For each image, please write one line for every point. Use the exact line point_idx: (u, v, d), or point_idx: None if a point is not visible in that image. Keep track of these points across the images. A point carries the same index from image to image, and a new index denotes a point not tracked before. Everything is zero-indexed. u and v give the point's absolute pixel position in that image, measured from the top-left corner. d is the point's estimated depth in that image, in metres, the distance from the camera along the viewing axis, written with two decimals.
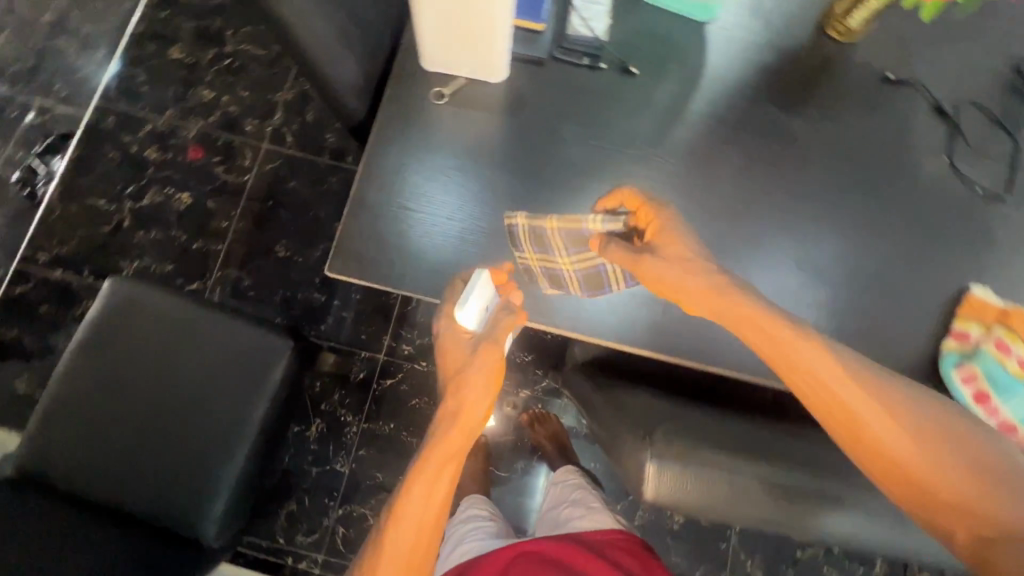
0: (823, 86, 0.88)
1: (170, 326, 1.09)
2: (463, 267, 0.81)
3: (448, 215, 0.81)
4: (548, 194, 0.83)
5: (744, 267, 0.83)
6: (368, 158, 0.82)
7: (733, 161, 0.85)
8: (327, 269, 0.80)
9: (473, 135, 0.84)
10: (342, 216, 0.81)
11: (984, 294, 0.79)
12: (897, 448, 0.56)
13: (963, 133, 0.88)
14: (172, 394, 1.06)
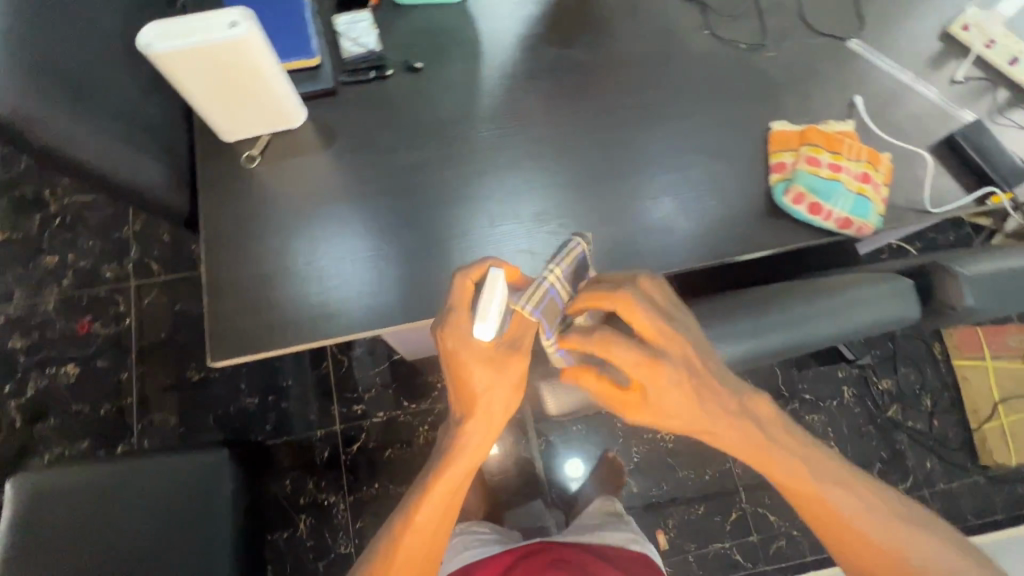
0: (584, 14, 0.97)
1: (96, 494, 1.02)
2: (345, 302, 0.82)
3: (308, 263, 0.83)
4: (390, 204, 0.86)
5: (588, 189, 0.89)
6: (210, 243, 0.82)
7: (538, 106, 0.92)
8: (209, 361, 0.79)
9: (299, 180, 0.86)
10: (204, 306, 0.80)
11: (781, 127, 0.90)
12: (807, 499, 0.71)
13: (711, 6, 0.99)
14: (127, 559, 1.00)
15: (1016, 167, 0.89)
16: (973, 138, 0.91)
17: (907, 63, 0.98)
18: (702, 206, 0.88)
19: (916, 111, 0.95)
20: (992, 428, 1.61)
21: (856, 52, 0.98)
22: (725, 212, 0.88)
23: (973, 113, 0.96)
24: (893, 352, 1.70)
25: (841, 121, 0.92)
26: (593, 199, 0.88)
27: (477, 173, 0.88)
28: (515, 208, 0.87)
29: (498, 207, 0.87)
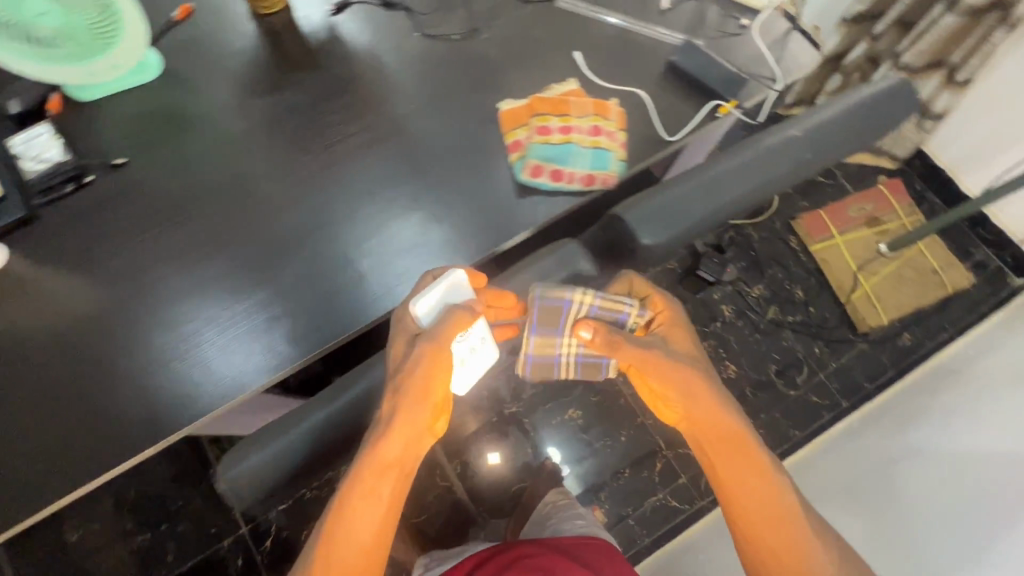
0: (291, 56, 0.96)
1: None
2: (122, 407, 0.75)
3: (49, 404, 0.74)
4: (126, 314, 0.79)
5: (336, 226, 0.86)
6: None
7: (265, 161, 0.90)
8: None
9: (29, 306, 0.79)
10: None
11: (508, 104, 0.90)
12: (766, 513, 0.71)
13: (415, 10, 0.99)
14: None
15: (731, 74, 0.93)
16: (686, 60, 0.94)
17: (616, 5, 1.00)
18: (452, 207, 0.86)
19: (633, 49, 0.97)
20: (859, 297, 1.70)
21: (565, 9, 0.99)
22: (477, 204, 0.86)
23: (687, 33, 0.98)
24: (757, 259, 1.77)
25: (563, 82, 0.92)
26: (341, 238, 0.85)
27: (215, 250, 0.84)
28: (262, 272, 0.82)
29: (244, 278, 0.82)
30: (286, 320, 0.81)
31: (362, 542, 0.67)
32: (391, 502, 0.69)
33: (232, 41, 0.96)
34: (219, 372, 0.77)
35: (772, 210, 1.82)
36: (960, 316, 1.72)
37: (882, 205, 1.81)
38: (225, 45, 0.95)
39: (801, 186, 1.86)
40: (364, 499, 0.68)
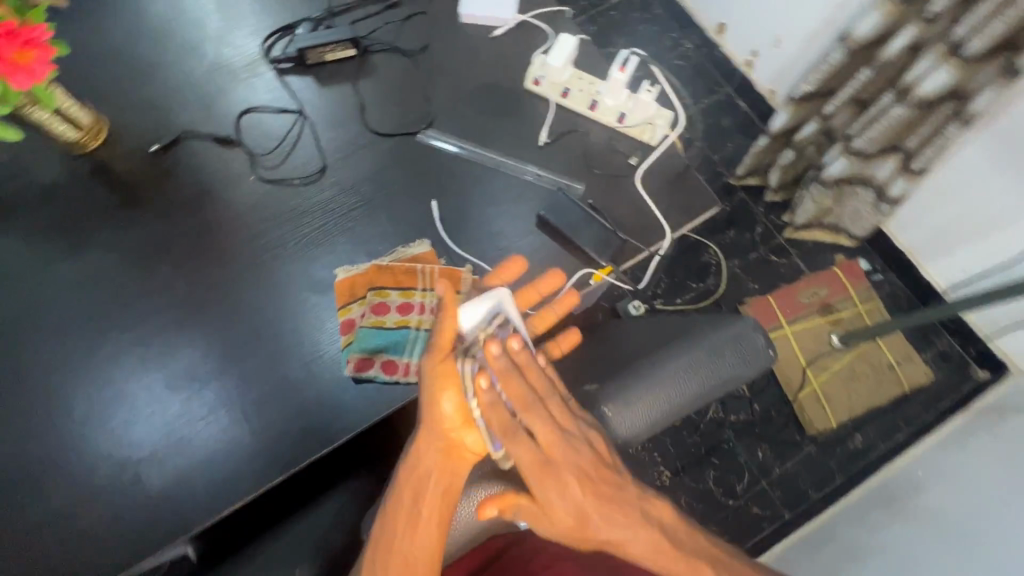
0: (100, 201, 0.82)
1: None
2: None
3: None
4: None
5: (120, 428, 0.72)
6: None
7: (47, 343, 0.75)
8: None
9: None
10: None
11: (343, 274, 0.77)
12: (662, 555, 0.58)
13: (253, 143, 0.86)
14: None
15: (606, 234, 0.80)
16: (559, 212, 0.81)
17: (488, 139, 0.88)
18: (269, 402, 0.74)
19: (502, 195, 0.84)
20: (807, 395, 1.56)
21: (429, 145, 0.87)
22: (298, 398, 0.74)
23: (566, 175, 0.86)
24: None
25: (416, 242, 0.80)
26: (129, 445, 0.71)
27: None
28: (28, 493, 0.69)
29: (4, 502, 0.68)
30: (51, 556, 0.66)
31: (402, 545, 0.64)
32: (433, 507, 0.65)
33: (30, 182, 0.81)
34: None
35: (718, 294, 1.69)
36: (919, 415, 1.58)
37: (836, 290, 1.67)
38: (21, 188, 0.81)
39: (751, 266, 1.73)
40: (411, 495, 0.65)
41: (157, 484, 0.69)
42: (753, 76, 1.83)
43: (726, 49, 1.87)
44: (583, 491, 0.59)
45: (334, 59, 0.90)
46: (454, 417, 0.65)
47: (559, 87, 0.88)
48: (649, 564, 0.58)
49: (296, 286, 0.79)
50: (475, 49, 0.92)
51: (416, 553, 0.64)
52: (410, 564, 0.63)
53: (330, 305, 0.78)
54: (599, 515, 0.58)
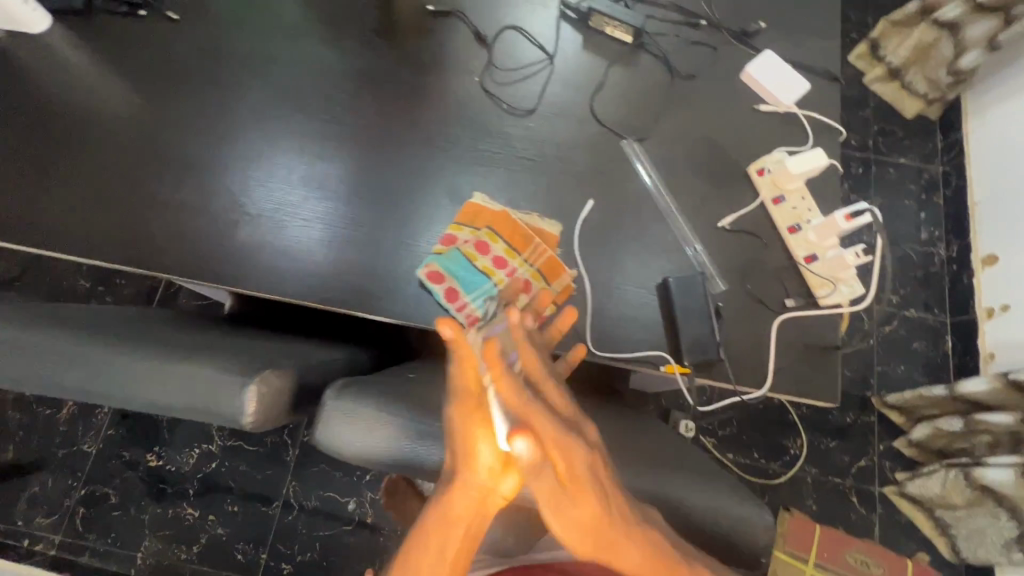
0: (368, 18, 0.93)
1: None
2: (56, 206, 0.81)
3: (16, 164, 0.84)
4: (65, 130, 0.85)
5: (248, 182, 0.83)
6: None
7: (260, 90, 0.89)
8: None
9: (66, 80, 0.89)
10: None
11: (478, 200, 0.81)
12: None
13: (499, 56, 0.91)
14: None
15: (710, 341, 0.75)
16: (685, 290, 0.77)
17: (677, 188, 0.85)
18: (347, 244, 0.81)
19: (650, 239, 0.82)
20: None
21: (627, 154, 0.86)
22: (371, 259, 0.80)
23: (717, 265, 0.81)
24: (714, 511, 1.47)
25: (550, 220, 0.81)
26: (242, 197, 0.83)
27: (163, 132, 0.86)
28: (171, 176, 0.83)
29: (154, 173, 0.84)
30: (151, 229, 0.81)
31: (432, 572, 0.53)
32: (460, 537, 0.53)
33: None
34: (123, 237, 0.81)
35: (771, 482, 1.51)
36: None
37: None
38: None
39: (825, 486, 1.52)
40: (442, 523, 0.52)
41: (240, 232, 0.81)
42: (983, 325, 1.56)
43: (977, 283, 1.61)
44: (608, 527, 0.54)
45: (611, 35, 0.92)
46: (491, 456, 0.49)
47: (776, 191, 0.82)
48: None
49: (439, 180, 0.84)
50: (730, 108, 0.89)
51: None
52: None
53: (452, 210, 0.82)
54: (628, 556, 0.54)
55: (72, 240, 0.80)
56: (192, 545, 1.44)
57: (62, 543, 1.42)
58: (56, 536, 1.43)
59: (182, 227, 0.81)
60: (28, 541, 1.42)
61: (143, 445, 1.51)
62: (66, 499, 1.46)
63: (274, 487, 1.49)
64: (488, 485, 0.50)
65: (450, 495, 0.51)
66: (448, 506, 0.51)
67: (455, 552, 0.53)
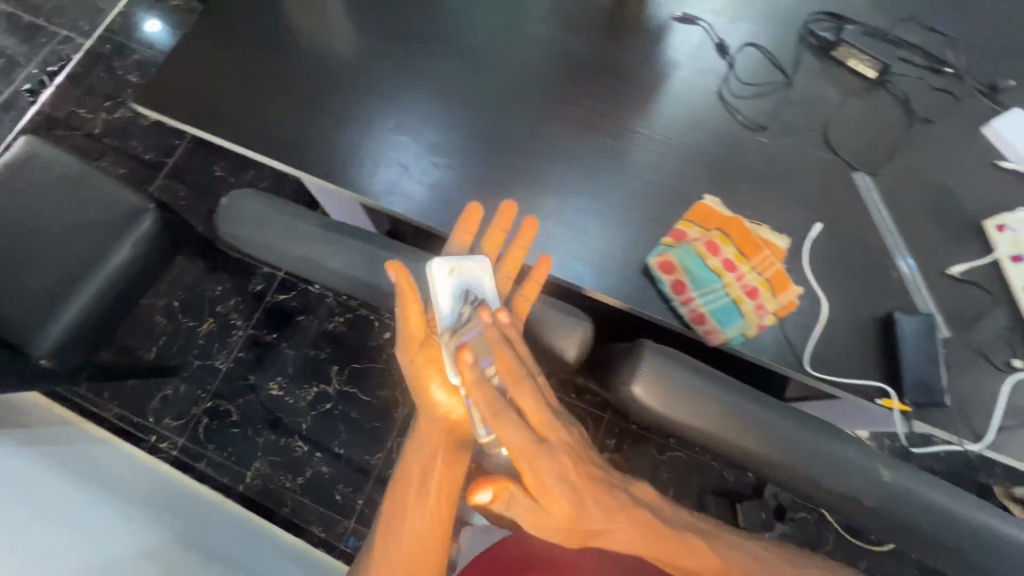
0: (613, 16, 0.98)
1: (51, 181, 1.22)
2: (327, 143, 0.93)
3: (294, 99, 0.95)
4: (335, 78, 0.96)
5: (491, 147, 0.92)
6: (256, 46, 0.98)
7: (509, 70, 0.96)
8: (190, 126, 0.96)
9: (339, 33, 0.99)
10: (213, 85, 0.97)
11: (710, 202, 0.83)
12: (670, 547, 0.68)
13: (739, 70, 0.93)
14: (28, 234, 1.18)
15: (935, 387, 0.75)
16: (914, 331, 0.77)
17: (909, 229, 0.84)
18: (572, 223, 0.87)
19: (877, 275, 0.82)
20: None
21: (859, 187, 0.86)
22: (543, 239, 0.87)
23: (943, 313, 0.80)
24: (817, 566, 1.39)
25: (779, 234, 0.82)
26: (482, 160, 0.91)
27: (419, 95, 0.95)
28: (421, 134, 0.93)
29: (405, 129, 0.94)
30: (402, 173, 0.91)
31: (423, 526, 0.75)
32: (444, 494, 0.75)
33: None
34: (376, 178, 0.91)
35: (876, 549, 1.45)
36: None
37: None
38: None
39: None
40: (433, 488, 0.75)
41: (405, 194, 0.90)
42: None
43: None
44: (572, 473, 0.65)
45: (854, 68, 0.92)
46: (451, 404, 0.75)
47: (1017, 251, 0.81)
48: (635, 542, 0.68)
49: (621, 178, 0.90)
50: (972, 160, 0.88)
51: (432, 538, 0.74)
52: (434, 540, 0.74)
53: (629, 210, 0.87)
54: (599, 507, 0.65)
55: (339, 174, 0.92)
56: (297, 476, 1.51)
57: (184, 446, 1.52)
58: (179, 438, 1.53)
59: (430, 178, 0.91)
60: (154, 437, 1.52)
61: (269, 373, 1.60)
62: (194, 407, 1.56)
63: (381, 439, 1.55)
64: (431, 419, 0.77)
65: (436, 467, 0.75)
66: (437, 473, 0.75)
67: (439, 513, 0.75)
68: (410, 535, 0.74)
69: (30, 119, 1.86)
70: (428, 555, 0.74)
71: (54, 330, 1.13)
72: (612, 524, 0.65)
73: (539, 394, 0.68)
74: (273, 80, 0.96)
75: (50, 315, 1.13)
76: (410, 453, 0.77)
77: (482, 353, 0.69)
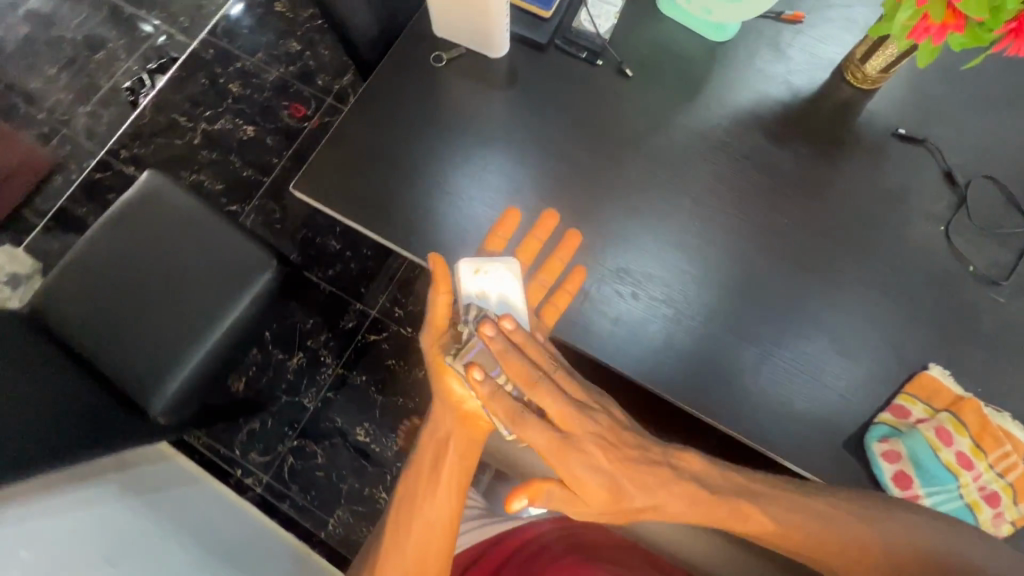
0: (821, 126, 0.86)
1: (172, 222, 1.16)
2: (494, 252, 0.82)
3: (459, 195, 0.86)
4: (502, 172, 0.86)
5: (685, 275, 0.79)
6: (417, 125, 0.88)
7: (704, 178, 0.83)
8: (340, 213, 0.87)
9: (509, 118, 0.88)
10: (368, 166, 0.88)
11: (939, 375, 0.74)
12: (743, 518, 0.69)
13: (972, 207, 0.81)
14: (145, 278, 1.13)
15: None
16: None
17: None
18: (770, 379, 0.76)
19: None
20: None
21: None
22: (743, 394, 0.76)
23: None
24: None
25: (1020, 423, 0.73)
26: (675, 289, 0.78)
27: (598, 198, 0.83)
28: (598, 247, 0.81)
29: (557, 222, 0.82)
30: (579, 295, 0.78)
31: (434, 515, 0.77)
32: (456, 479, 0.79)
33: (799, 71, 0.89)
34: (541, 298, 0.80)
35: None
36: None
37: None
38: (792, 68, 0.89)
39: None
40: (441, 477, 0.78)
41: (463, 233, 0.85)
42: None
43: None
44: (600, 459, 0.65)
45: None
46: (468, 399, 0.74)
47: None
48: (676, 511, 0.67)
49: (732, 262, 0.80)
50: None
51: (445, 520, 0.77)
52: (442, 528, 0.77)
53: (728, 301, 0.78)
54: (619, 485, 0.65)
55: None
56: None
57: (269, 484, 1.51)
58: (264, 475, 1.52)
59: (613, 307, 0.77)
60: (241, 472, 1.51)
61: (355, 417, 1.56)
62: (280, 444, 1.54)
63: None
64: (448, 413, 0.77)
65: (444, 455, 0.78)
66: (443, 462, 0.78)
67: (445, 500, 0.78)
68: (425, 523, 0.77)
69: (131, 122, 1.82)
70: (441, 537, 0.77)
71: (169, 387, 1.08)
72: (661, 500, 0.67)
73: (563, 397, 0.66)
74: (435, 168, 0.87)
75: (165, 371, 1.09)
76: (426, 432, 0.80)
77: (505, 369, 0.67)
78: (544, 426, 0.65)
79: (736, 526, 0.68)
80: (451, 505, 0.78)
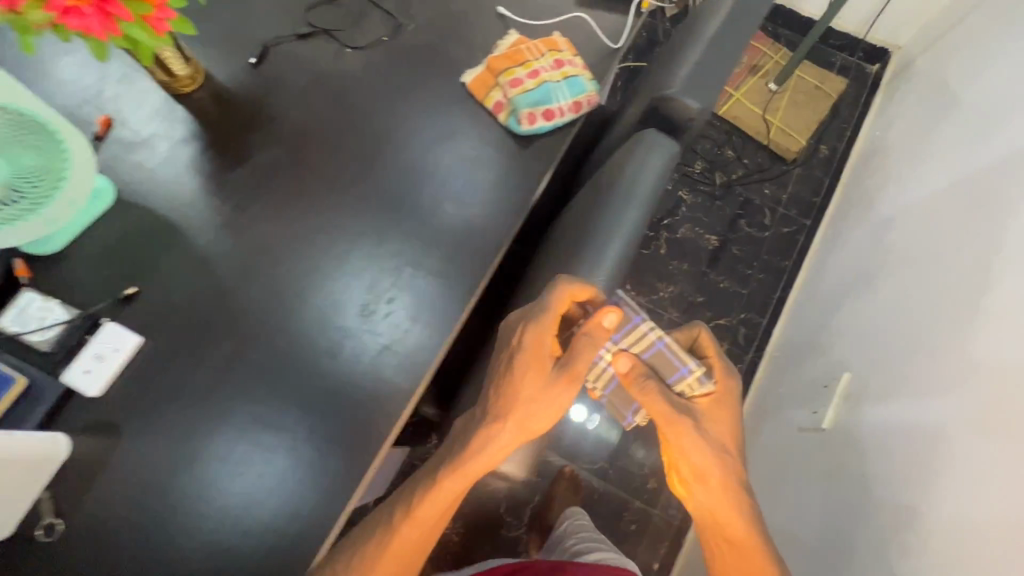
0: (234, 121, 0.91)
1: None
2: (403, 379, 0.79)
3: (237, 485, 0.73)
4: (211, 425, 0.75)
5: (371, 261, 0.84)
6: (144, 551, 0.71)
7: (274, 230, 0.85)
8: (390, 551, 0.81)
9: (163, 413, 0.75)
10: None
11: (471, 77, 0.93)
12: (734, 538, 0.79)
13: (333, 27, 0.97)
14: None
15: None
16: None
17: None
18: (476, 196, 0.88)
19: None
20: (776, 134, 1.91)
21: None
22: (484, 217, 0.87)
23: None
24: (718, 244, 1.81)
25: (507, 34, 0.96)
26: (370, 253, 0.84)
27: (286, 332, 0.80)
28: (346, 344, 0.79)
29: (264, 424, 0.76)
30: (372, 362, 0.79)
31: (452, 489, 0.71)
32: (463, 483, 0.72)
33: (168, 129, 0.89)
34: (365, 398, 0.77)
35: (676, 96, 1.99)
36: (851, 115, 1.99)
37: (754, 53, 2.02)
38: (163, 136, 0.89)
39: None
40: (457, 476, 0.71)
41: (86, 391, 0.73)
42: None
43: None
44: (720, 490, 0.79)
45: None
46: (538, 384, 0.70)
47: None
48: (709, 500, 0.80)
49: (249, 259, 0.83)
50: None
51: (443, 509, 0.73)
52: (447, 500, 0.72)
53: (289, 295, 0.81)
54: (719, 487, 0.80)
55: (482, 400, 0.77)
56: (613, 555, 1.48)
57: None
58: None
59: (384, 328, 0.80)
60: None
61: None
62: None
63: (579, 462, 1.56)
64: (536, 418, 0.71)
65: (473, 455, 0.70)
66: (476, 460, 0.70)
67: (451, 493, 0.72)
68: (439, 498, 0.71)
69: None
70: (441, 516, 0.73)
71: None
72: (703, 485, 0.80)
73: (713, 448, 0.80)
74: (229, 527, 0.72)
75: None
76: (480, 437, 0.70)
77: (674, 360, 0.82)
78: (705, 432, 0.80)
79: (723, 508, 0.79)
80: (457, 491, 0.72)
